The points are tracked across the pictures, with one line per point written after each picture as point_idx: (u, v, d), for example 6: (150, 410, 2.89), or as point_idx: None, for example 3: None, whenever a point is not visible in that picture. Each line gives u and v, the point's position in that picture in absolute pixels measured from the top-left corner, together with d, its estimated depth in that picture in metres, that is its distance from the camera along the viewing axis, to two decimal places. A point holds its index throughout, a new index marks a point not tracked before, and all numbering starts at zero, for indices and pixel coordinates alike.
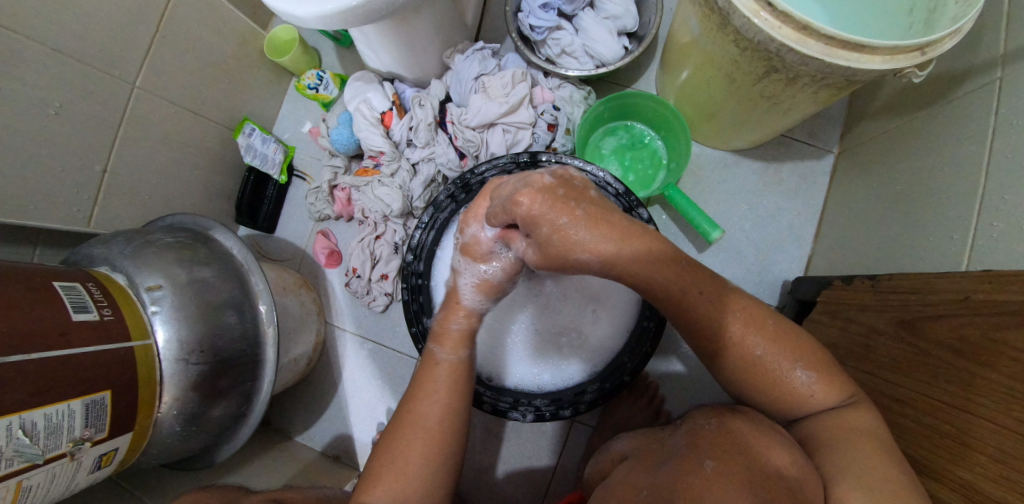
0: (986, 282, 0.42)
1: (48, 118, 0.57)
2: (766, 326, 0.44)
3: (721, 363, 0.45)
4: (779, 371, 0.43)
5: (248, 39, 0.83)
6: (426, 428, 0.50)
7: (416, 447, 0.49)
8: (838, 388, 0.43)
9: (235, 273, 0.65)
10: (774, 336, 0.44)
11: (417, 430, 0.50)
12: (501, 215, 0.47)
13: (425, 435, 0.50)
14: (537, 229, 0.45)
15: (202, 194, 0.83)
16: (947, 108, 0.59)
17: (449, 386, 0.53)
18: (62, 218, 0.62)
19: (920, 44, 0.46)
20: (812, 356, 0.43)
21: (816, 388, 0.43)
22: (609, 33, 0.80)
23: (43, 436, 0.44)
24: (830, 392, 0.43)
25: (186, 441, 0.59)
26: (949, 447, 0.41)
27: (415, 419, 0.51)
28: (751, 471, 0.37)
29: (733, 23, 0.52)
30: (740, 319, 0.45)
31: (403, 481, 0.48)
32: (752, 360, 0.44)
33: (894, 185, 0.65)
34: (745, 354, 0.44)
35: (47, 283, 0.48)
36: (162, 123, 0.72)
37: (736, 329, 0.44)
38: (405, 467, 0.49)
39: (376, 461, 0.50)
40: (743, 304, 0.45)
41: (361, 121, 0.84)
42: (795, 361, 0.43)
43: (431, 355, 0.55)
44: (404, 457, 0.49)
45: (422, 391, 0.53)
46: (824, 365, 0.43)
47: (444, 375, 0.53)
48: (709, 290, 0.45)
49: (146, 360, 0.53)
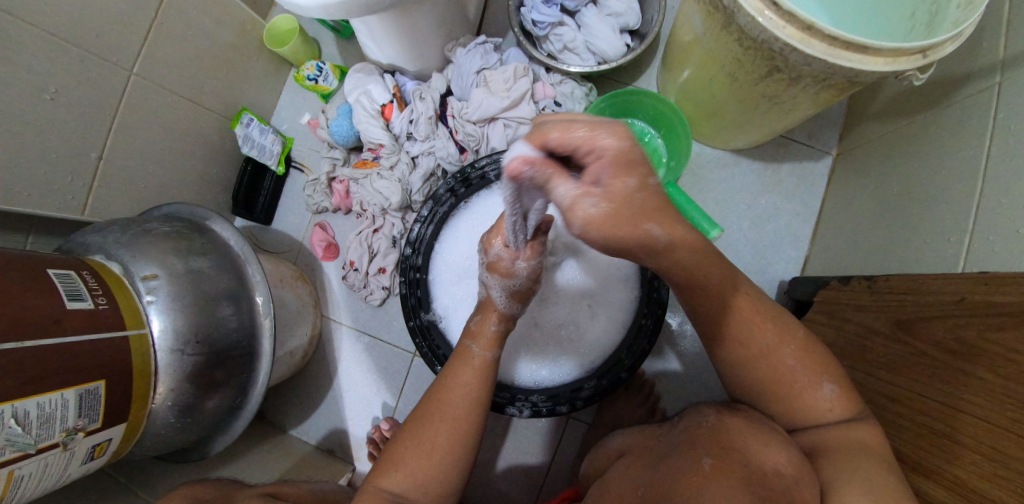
0: (983, 284, 0.43)
1: (44, 103, 0.56)
2: (798, 339, 0.45)
3: (748, 372, 0.46)
4: (800, 385, 0.45)
5: (248, 27, 0.82)
6: (453, 416, 0.51)
7: (444, 435, 0.50)
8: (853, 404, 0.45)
9: (232, 263, 0.64)
10: (805, 352, 0.45)
11: (446, 418, 0.50)
12: (581, 143, 0.30)
13: (454, 423, 0.50)
14: (625, 174, 0.31)
15: (198, 184, 0.82)
16: (946, 112, 0.59)
17: (478, 381, 0.53)
18: (56, 205, 0.61)
19: (922, 47, 0.46)
20: (834, 372, 0.45)
21: (835, 403, 0.44)
22: (612, 30, 0.80)
23: (36, 425, 0.43)
24: (846, 406, 0.45)
25: (182, 432, 0.59)
26: (943, 445, 0.41)
27: (445, 406, 0.51)
28: (747, 468, 0.37)
29: (738, 22, 0.52)
30: (777, 331, 0.45)
31: (427, 465, 0.48)
32: (784, 371, 0.45)
33: (892, 187, 0.65)
34: (778, 365, 0.45)
35: (41, 269, 0.48)
36: (159, 111, 0.71)
37: (773, 340, 0.45)
38: (431, 452, 0.49)
39: (394, 448, 0.50)
40: (780, 317, 0.46)
41: (361, 113, 0.84)
42: (821, 377, 0.45)
43: (466, 349, 0.56)
44: (430, 443, 0.49)
45: (453, 381, 0.53)
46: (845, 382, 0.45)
47: (478, 370, 0.54)
48: (750, 302, 0.46)
49: (140, 350, 0.53)
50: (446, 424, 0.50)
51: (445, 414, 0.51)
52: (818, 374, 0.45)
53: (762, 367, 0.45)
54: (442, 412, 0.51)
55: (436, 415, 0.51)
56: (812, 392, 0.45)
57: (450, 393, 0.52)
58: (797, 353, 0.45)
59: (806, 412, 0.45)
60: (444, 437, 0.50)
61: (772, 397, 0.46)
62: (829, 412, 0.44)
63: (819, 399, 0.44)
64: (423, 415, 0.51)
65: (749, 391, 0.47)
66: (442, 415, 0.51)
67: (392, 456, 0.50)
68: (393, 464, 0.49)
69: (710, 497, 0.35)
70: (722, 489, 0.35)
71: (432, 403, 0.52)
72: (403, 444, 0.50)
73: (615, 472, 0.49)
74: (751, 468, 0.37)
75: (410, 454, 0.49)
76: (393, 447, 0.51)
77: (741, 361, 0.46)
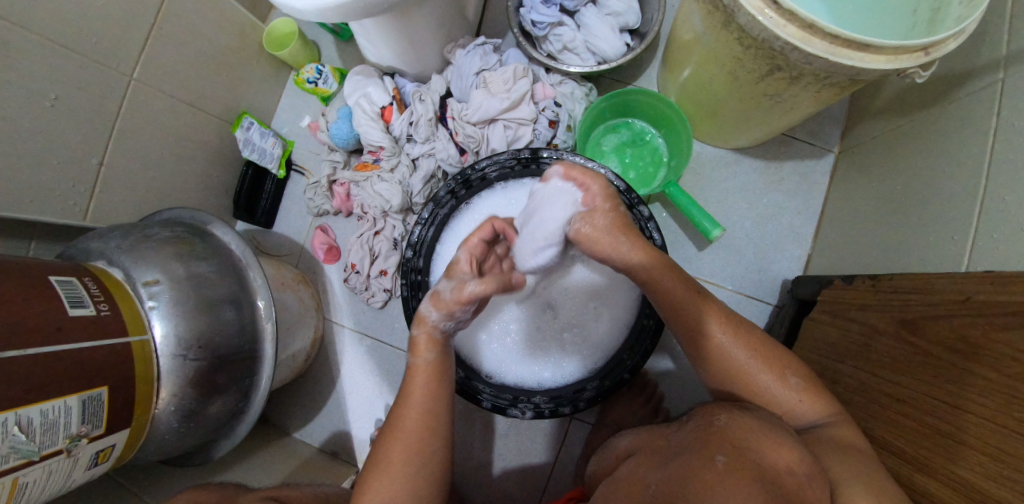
0: (988, 282, 0.42)
1: (44, 110, 0.56)
2: (752, 338, 0.52)
3: (711, 369, 0.52)
4: (768, 379, 0.50)
5: (248, 32, 0.82)
6: (407, 432, 0.51)
7: (399, 451, 0.50)
8: (825, 403, 0.49)
9: (233, 268, 0.64)
10: (761, 348, 0.51)
11: (400, 434, 0.51)
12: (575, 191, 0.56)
13: (407, 438, 0.51)
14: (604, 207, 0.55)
15: (200, 188, 0.82)
16: (948, 109, 0.59)
17: (426, 389, 0.53)
18: (58, 211, 0.61)
19: (924, 43, 0.46)
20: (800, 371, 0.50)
21: (804, 395, 0.49)
22: (611, 29, 0.79)
23: (40, 433, 0.43)
24: (815, 402, 0.49)
25: (183, 437, 0.59)
26: (948, 446, 0.41)
27: (397, 424, 0.52)
28: (761, 468, 0.36)
29: (737, 21, 0.51)
30: (727, 332, 0.52)
31: (390, 485, 0.48)
32: (741, 367, 0.50)
33: (894, 185, 0.65)
34: (734, 364, 0.51)
35: (42, 276, 0.48)
36: (160, 116, 0.71)
37: (724, 340, 0.52)
38: (391, 474, 0.49)
39: (364, 471, 0.51)
40: (727, 318, 0.53)
41: (361, 116, 0.83)
42: (785, 371, 0.50)
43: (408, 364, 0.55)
44: (389, 461, 0.50)
45: (402, 400, 0.53)
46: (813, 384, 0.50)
47: (421, 379, 0.54)
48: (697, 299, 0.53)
49: (143, 356, 0.53)
50: (402, 439, 0.51)
51: (402, 432, 0.51)
52: (779, 368, 0.50)
53: (722, 367, 0.51)
54: (393, 433, 0.51)
55: (392, 433, 0.51)
56: (780, 386, 0.49)
57: (402, 409, 0.53)
58: (753, 349, 0.51)
59: (786, 406, 0.49)
60: (399, 456, 0.50)
61: (754, 393, 0.50)
62: (800, 402, 0.48)
63: (787, 390, 0.49)
64: (380, 439, 0.52)
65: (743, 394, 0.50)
66: (397, 433, 0.51)
67: (367, 475, 0.50)
68: (366, 486, 0.49)
69: (724, 496, 0.35)
70: (737, 493, 0.35)
71: (388, 425, 0.53)
72: (370, 465, 0.51)
73: (624, 471, 0.49)
74: (765, 465, 0.36)
75: (376, 477, 0.49)
76: (364, 469, 0.51)
77: (708, 364, 0.52)
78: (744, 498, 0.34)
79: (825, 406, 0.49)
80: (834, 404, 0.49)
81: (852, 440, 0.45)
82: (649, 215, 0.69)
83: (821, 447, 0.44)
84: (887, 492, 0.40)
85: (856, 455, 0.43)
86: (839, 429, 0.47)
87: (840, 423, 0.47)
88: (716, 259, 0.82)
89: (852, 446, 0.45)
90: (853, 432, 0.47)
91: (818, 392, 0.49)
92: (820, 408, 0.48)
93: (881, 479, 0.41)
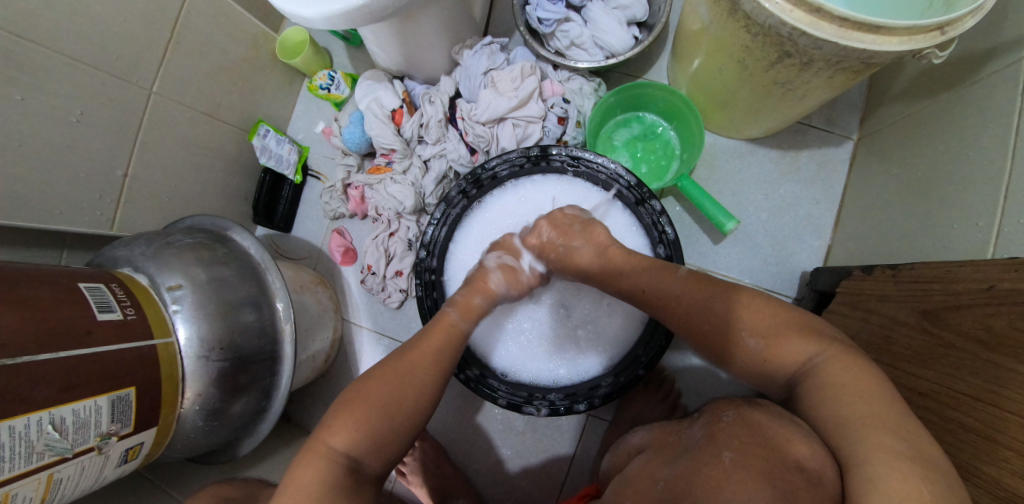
0: (1012, 270, 0.41)
1: (69, 124, 0.59)
2: (700, 298, 0.50)
3: (689, 338, 0.51)
4: (728, 340, 0.47)
5: (260, 41, 0.85)
6: (424, 373, 0.50)
7: (414, 390, 0.48)
8: (798, 345, 0.43)
9: (252, 271, 0.66)
10: (711, 308, 0.49)
11: (419, 374, 0.49)
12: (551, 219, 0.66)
13: (423, 379, 0.49)
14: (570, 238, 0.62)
15: (220, 195, 0.85)
16: (971, 89, 0.56)
17: (447, 345, 0.54)
18: (85, 221, 0.64)
19: (940, 23, 0.44)
20: (761, 324, 0.45)
21: (765, 352, 0.44)
22: (618, 23, 0.79)
23: (73, 431, 0.46)
24: (784, 354, 0.43)
25: (209, 435, 0.61)
26: (974, 441, 0.39)
27: (413, 366, 0.50)
28: (769, 461, 0.37)
29: (744, 8, 0.50)
30: (682, 298, 0.51)
31: (393, 423, 0.46)
32: (701, 331, 0.49)
33: (915, 171, 0.63)
34: (695, 328, 0.50)
35: (73, 284, 0.50)
36: (180, 127, 0.74)
37: (680, 308, 0.51)
38: (398, 409, 0.46)
39: (360, 396, 0.47)
40: (679, 282, 0.52)
41: (372, 119, 0.85)
42: (739, 331, 0.46)
43: (443, 316, 0.57)
44: (400, 396, 0.47)
45: (428, 343, 0.53)
46: (776, 330, 0.44)
47: (452, 335, 0.55)
48: (647, 270, 0.55)
49: (168, 358, 0.55)
50: (416, 377, 0.49)
51: (414, 371, 0.49)
52: (733, 326, 0.47)
53: (692, 335, 0.50)
54: (408, 370, 0.49)
55: (404, 369, 0.49)
56: (740, 347, 0.46)
57: (422, 353, 0.51)
58: (702, 307, 0.49)
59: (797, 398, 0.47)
60: (408, 393, 0.48)
61: (726, 358, 0.47)
62: (766, 362, 0.44)
63: (747, 353, 0.45)
64: (387, 371, 0.49)
65: (730, 366, 0.47)
66: (416, 370, 0.49)
67: (348, 409, 0.46)
68: (341, 415, 0.45)
69: (730, 493, 0.37)
70: (741, 484, 0.37)
71: (398, 362, 0.50)
72: (359, 396, 0.46)
73: (636, 467, 0.50)
74: (772, 463, 0.37)
75: (365, 410, 0.45)
76: (348, 400, 0.47)
77: (684, 332, 0.51)
78: (751, 491, 0.36)
79: (799, 349, 0.43)
80: (815, 340, 0.43)
81: (839, 387, 0.39)
82: (661, 209, 0.69)
83: (820, 413, 0.39)
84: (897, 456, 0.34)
85: (847, 412, 0.37)
86: (822, 374, 0.40)
87: (827, 363, 0.41)
88: (731, 252, 0.80)
89: (832, 393, 0.39)
90: (846, 372, 0.40)
91: (783, 338, 0.44)
92: (790, 355, 0.43)
93: (882, 437, 0.35)
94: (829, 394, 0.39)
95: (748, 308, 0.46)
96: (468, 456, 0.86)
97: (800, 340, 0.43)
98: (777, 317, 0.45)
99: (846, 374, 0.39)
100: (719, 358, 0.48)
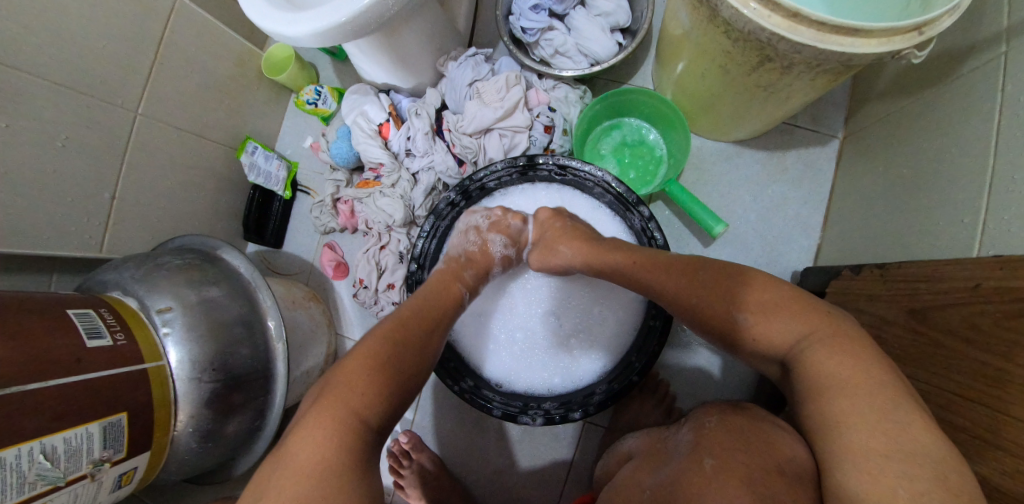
0: (998, 268, 0.41)
1: (56, 149, 0.59)
2: (693, 273, 0.46)
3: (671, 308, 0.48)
4: (717, 314, 0.43)
5: (246, 59, 0.85)
6: (427, 342, 0.50)
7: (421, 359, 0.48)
8: (786, 324, 0.40)
9: (244, 291, 0.66)
10: (703, 281, 0.45)
11: (424, 340, 0.49)
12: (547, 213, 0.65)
13: (427, 347, 0.49)
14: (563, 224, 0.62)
15: (210, 214, 0.85)
16: (952, 86, 0.57)
17: (447, 318, 0.55)
18: (73, 244, 0.64)
19: (917, 23, 0.44)
20: (752, 299, 0.42)
21: (755, 330, 0.41)
22: (601, 30, 0.79)
23: (64, 460, 0.46)
24: (772, 331, 0.40)
25: (203, 458, 0.61)
26: (965, 441, 0.39)
27: (426, 342, 0.49)
28: (749, 469, 0.38)
29: (722, 14, 0.51)
30: (671, 273, 0.47)
31: (402, 389, 0.45)
32: (687, 305, 0.46)
33: (900, 169, 0.63)
34: (681, 302, 0.46)
35: (62, 311, 0.50)
36: (168, 147, 0.74)
37: (669, 284, 0.47)
38: (408, 376, 0.46)
39: (382, 353, 0.45)
40: (672, 259, 0.49)
41: (360, 134, 0.85)
42: (730, 306, 0.43)
43: (446, 290, 0.57)
44: (413, 361, 0.47)
45: (429, 316, 0.53)
46: (767, 307, 0.41)
47: (449, 305, 0.56)
48: (640, 252, 0.52)
49: (160, 382, 0.55)
50: (424, 346, 0.49)
51: (421, 340, 0.49)
52: (724, 300, 0.43)
53: (676, 308, 0.47)
54: (419, 343, 0.48)
55: (417, 337, 0.49)
56: (728, 324, 0.43)
57: (425, 323, 0.51)
58: (695, 281, 0.46)
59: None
60: (416, 366, 0.47)
61: (712, 333, 0.44)
62: (754, 340, 0.41)
63: (734, 329, 0.42)
64: (404, 338, 0.48)
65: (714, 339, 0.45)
66: (421, 339, 0.49)
67: (376, 370, 0.44)
68: (361, 375, 0.43)
69: (712, 497, 0.37)
70: (724, 490, 0.37)
71: (410, 330, 0.49)
72: (388, 358, 0.45)
73: (624, 475, 0.50)
74: (753, 468, 0.38)
75: (387, 372, 0.44)
76: (371, 358, 0.44)
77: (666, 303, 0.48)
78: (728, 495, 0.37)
79: (787, 328, 0.40)
80: (803, 320, 0.39)
81: (822, 375, 0.36)
82: (650, 215, 0.69)
83: (802, 408, 0.37)
84: (867, 454, 0.32)
85: (833, 405, 0.35)
86: (808, 358, 0.38)
87: (812, 349, 0.38)
88: (722, 255, 0.80)
89: (813, 383, 0.37)
90: (831, 357, 0.37)
91: (774, 316, 0.41)
92: (778, 335, 0.40)
93: (850, 429, 0.34)
94: (818, 386, 0.36)
95: (733, 281, 0.44)
96: (465, 466, 0.86)
97: (790, 318, 0.40)
98: (770, 293, 0.42)
99: (829, 361, 0.37)
100: (705, 331, 0.45)
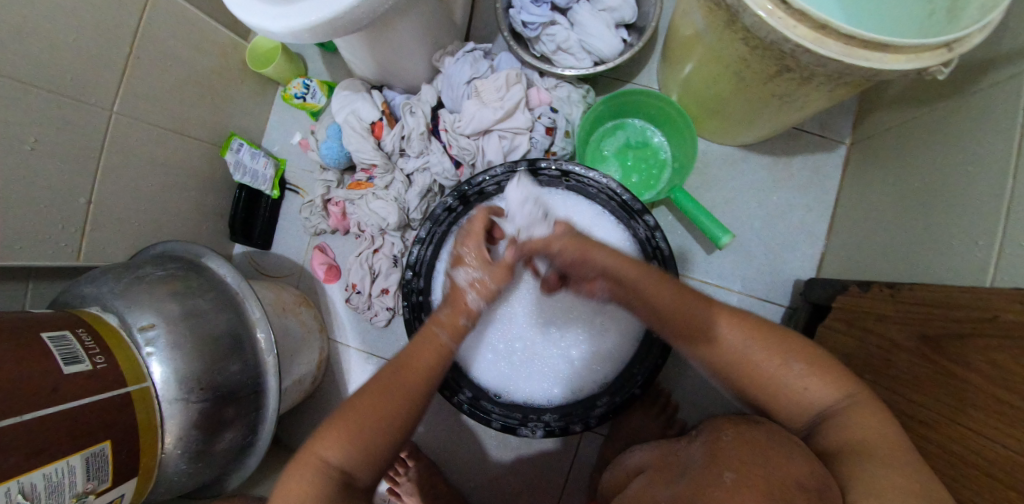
0: (1017, 301, 0.40)
1: (26, 154, 0.54)
2: (748, 323, 0.47)
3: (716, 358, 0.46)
4: (772, 366, 0.45)
5: (230, 50, 0.80)
6: (407, 389, 0.46)
7: (392, 407, 0.45)
8: (832, 382, 0.44)
9: (231, 303, 0.63)
10: (759, 332, 0.46)
11: (398, 385, 0.46)
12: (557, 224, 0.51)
13: (401, 391, 0.46)
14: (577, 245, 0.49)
15: (194, 215, 0.81)
16: (970, 99, 0.55)
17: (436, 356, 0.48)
18: (47, 254, 0.60)
19: (947, 40, 0.42)
20: (801, 350, 0.45)
21: (810, 380, 0.44)
22: (606, 26, 0.75)
23: (45, 497, 0.43)
24: (825, 385, 0.44)
25: (194, 476, 0.59)
26: (976, 477, 0.39)
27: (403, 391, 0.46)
28: (767, 478, 0.35)
29: (743, 21, 0.48)
30: (727, 323, 0.47)
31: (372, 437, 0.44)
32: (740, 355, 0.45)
33: (912, 181, 0.62)
34: (733, 353, 0.46)
35: (35, 334, 0.47)
36: (146, 146, 0.69)
37: (723, 331, 0.46)
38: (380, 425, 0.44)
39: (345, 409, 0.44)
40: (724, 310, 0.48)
41: (351, 133, 0.81)
42: (786, 356, 0.45)
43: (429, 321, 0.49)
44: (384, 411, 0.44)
45: (410, 358, 0.48)
46: (816, 361, 0.45)
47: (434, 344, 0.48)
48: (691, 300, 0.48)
49: (145, 404, 0.52)
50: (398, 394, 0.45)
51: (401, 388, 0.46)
52: (779, 352, 0.45)
53: (724, 359, 0.46)
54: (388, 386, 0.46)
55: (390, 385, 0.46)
56: (786, 375, 0.44)
57: (408, 367, 0.47)
58: (751, 333, 0.46)
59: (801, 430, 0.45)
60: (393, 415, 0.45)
61: (761, 388, 0.45)
62: (806, 390, 0.44)
63: (788, 383, 0.44)
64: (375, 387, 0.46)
65: (756, 395, 0.46)
66: (395, 385, 0.46)
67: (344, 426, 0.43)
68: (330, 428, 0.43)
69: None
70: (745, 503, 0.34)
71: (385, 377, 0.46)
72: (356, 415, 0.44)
73: (637, 486, 0.49)
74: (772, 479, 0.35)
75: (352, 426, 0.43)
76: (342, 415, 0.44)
77: (710, 350, 0.47)
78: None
79: (834, 386, 0.44)
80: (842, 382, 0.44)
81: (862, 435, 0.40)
82: (655, 224, 0.67)
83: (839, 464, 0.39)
84: None
85: (875, 472, 0.37)
86: (855, 416, 0.42)
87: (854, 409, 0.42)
88: (724, 262, 0.79)
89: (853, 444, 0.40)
90: (872, 416, 0.42)
91: (825, 372, 0.44)
92: (825, 393, 0.44)
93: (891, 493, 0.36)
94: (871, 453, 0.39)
95: (794, 338, 0.46)
96: (463, 472, 0.85)
97: (836, 380, 0.44)
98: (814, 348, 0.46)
99: (871, 421, 0.42)
100: (745, 381, 0.45)
